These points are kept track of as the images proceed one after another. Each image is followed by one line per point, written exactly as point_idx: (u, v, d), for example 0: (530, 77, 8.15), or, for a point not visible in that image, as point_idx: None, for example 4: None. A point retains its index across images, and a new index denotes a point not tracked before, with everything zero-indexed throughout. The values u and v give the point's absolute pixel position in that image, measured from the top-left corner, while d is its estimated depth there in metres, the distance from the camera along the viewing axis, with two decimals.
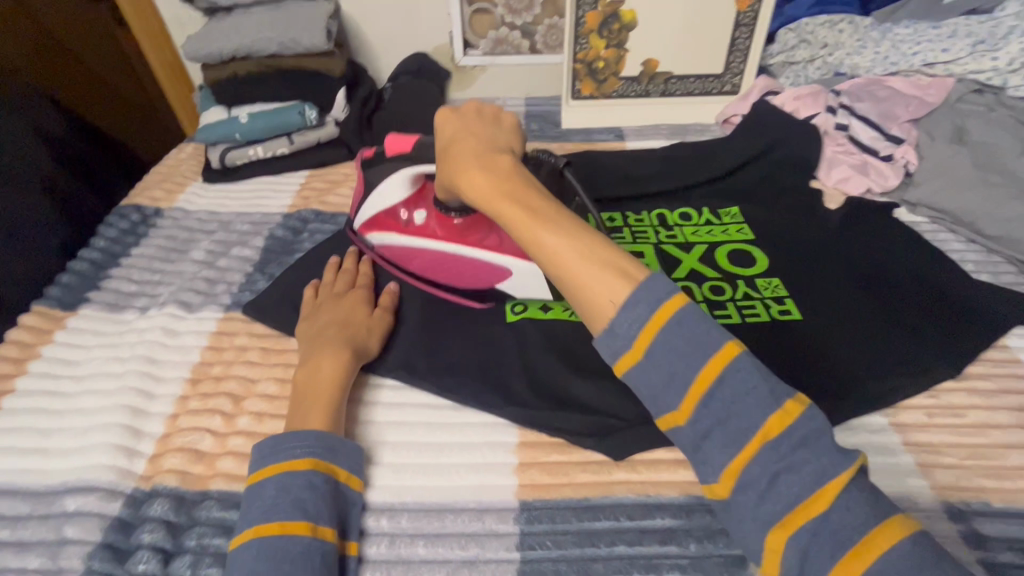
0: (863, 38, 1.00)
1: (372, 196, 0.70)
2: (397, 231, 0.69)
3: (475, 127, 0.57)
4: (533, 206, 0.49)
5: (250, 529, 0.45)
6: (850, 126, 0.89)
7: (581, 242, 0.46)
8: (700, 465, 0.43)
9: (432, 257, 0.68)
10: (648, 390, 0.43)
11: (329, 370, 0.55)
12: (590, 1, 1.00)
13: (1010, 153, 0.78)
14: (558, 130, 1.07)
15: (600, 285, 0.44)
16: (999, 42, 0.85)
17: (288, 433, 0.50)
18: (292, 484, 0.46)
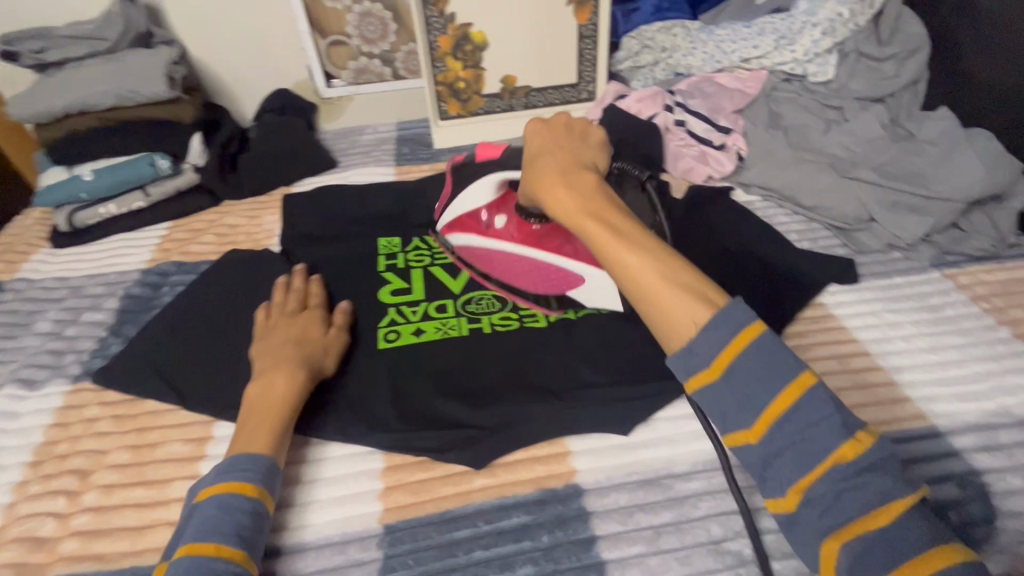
0: (693, 40, 1.09)
1: (459, 199, 0.74)
2: (477, 233, 0.73)
3: (566, 142, 0.61)
4: (614, 223, 0.53)
5: (184, 546, 0.45)
6: (686, 122, 0.97)
7: (660, 263, 0.50)
8: (764, 482, 0.44)
9: (500, 258, 0.72)
10: (721, 406, 0.45)
11: (278, 390, 0.56)
12: (439, 26, 1.04)
13: (815, 132, 0.89)
14: (430, 151, 1.10)
15: (680, 307, 0.47)
16: (796, 36, 0.95)
17: (231, 459, 0.51)
18: (233, 505, 0.47)
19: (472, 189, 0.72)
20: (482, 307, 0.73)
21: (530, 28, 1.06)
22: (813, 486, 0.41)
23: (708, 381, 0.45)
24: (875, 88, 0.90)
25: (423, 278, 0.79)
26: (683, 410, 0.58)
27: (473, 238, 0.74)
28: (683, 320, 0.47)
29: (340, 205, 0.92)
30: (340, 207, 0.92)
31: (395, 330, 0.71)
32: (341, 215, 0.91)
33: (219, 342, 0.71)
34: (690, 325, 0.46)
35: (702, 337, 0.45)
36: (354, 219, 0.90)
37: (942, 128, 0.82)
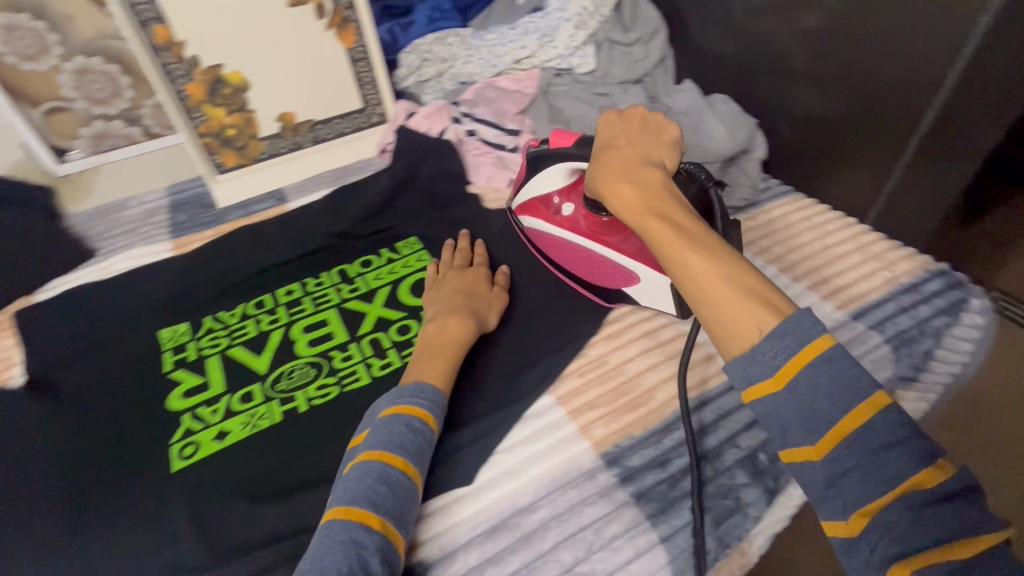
0: (469, 46, 1.10)
1: (531, 179, 0.72)
2: (544, 218, 0.71)
3: (636, 136, 0.57)
4: (681, 221, 0.48)
5: (375, 452, 0.50)
6: (477, 130, 0.97)
7: (728, 265, 0.44)
8: (820, 503, 0.38)
9: (564, 247, 0.70)
10: (780, 422, 0.39)
11: (454, 332, 0.61)
12: (182, 72, 0.91)
13: (593, 119, 0.94)
14: (211, 212, 0.96)
15: (746, 311, 0.41)
16: (554, 32, 1.00)
17: (405, 386, 0.56)
18: (417, 432, 0.52)
19: (544, 175, 0.69)
20: (296, 381, 0.65)
21: (293, 60, 0.97)
22: (884, 509, 0.34)
23: (770, 392, 0.39)
24: (631, 71, 0.97)
25: (221, 364, 0.68)
26: (517, 437, 0.57)
27: (535, 221, 0.72)
28: (745, 326, 0.41)
29: (102, 305, 0.77)
30: (101, 307, 0.77)
31: (191, 441, 0.60)
32: (106, 317, 0.75)
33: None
34: (750, 333, 0.41)
35: (771, 343, 0.39)
36: (121, 316, 0.75)
37: (691, 99, 0.91)
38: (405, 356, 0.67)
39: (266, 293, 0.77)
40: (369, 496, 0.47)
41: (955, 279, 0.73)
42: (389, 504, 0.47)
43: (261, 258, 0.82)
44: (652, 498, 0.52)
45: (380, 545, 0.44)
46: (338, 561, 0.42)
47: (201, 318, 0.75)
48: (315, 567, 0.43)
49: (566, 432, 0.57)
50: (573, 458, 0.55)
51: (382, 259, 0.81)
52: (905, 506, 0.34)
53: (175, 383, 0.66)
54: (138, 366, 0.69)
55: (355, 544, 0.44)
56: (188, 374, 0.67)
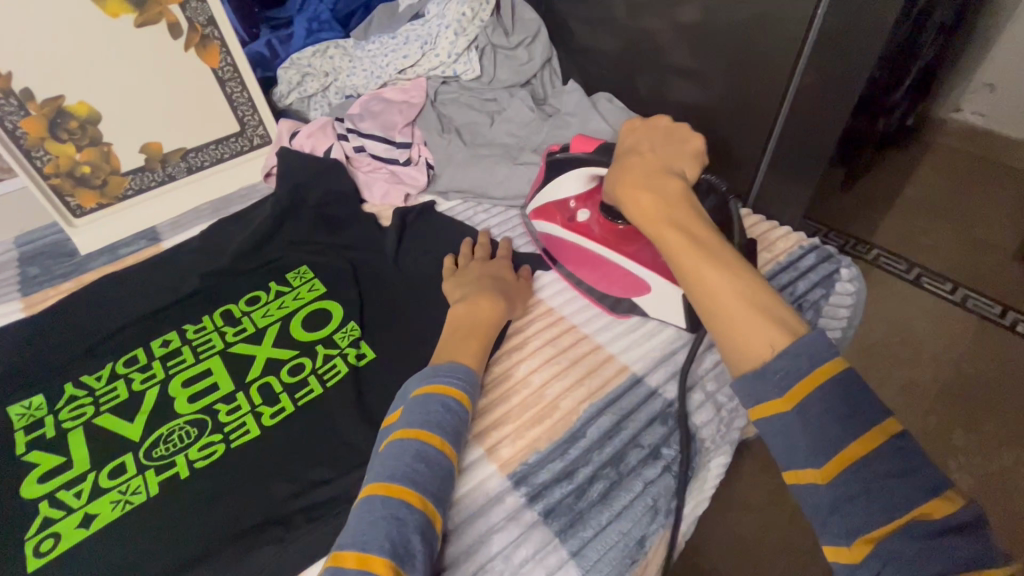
0: (352, 58, 1.06)
1: (549, 186, 0.74)
2: (557, 222, 0.73)
3: (659, 146, 0.61)
4: (702, 235, 0.52)
5: (414, 430, 0.50)
6: (365, 146, 0.92)
7: (742, 282, 0.48)
8: (824, 525, 0.40)
9: (581, 253, 0.71)
10: (788, 440, 0.42)
11: (486, 321, 0.63)
12: (12, 108, 0.80)
13: (484, 126, 0.94)
14: (74, 261, 0.86)
15: (755, 326, 0.45)
16: (436, 39, 0.97)
17: (436, 368, 0.56)
18: (455, 411, 0.53)
19: (562, 179, 0.72)
20: (175, 444, 0.59)
21: (151, 85, 0.89)
22: (890, 538, 0.36)
23: (776, 413, 0.43)
24: (518, 75, 0.97)
25: (86, 436, 0.61)
26: None
27: (550, 226, 0.74)
28: (759, 340, 0.45)
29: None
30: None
31: (50, 533, 0.53)
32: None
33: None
34: (765, 347, 0.45)
35: (780, 358, 0.44)
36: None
37: (575, 100, 0.93)
38: (298, 399, 0.62)
39: (138, 347, 0.70)
40: (408, 474, 0.48)
41: (827, 252, 0.78)
42: (430, 483, 0.48)
43: (131, 308, 0.74)
44: (560, 514, 0.52)
45: (421, 524, 0.45)
46: (383, 538, 0.43)
47: (60, 385, 0.66)
48: (356, 544, 0.43)
49: (472, 456, 0.56)
50: (480, 484, 0.54)
51: (271, 293, 0.76)
52: (910, 537, 0.36)
53: (29, 466, 0.58)
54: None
55: (396, 523, 0.44)
56: (46, 455, 0.59)
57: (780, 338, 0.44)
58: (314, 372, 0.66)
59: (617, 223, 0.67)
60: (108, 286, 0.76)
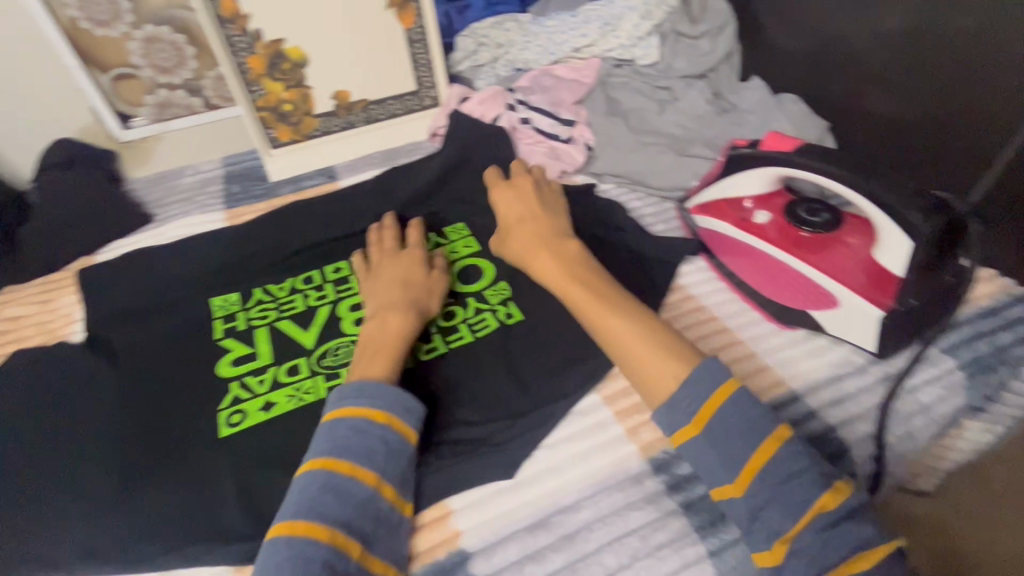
0: (526, 33, 1.08)
1: (723, 181, 0.73)
2: (728, 219, 0.71)
3: (533, 213, 0.71)
4: (604, 291, 0.60)
5: (321, 460, 0.47)
6: (531, 119, 0.94)
7: (641, 326, 0.55)
8: (750, 534, 0.45)
9: (749, 253, 0.69)
10: (707, 463, 0.47)
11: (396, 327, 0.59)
12: (245, 45, 0.92)
13: (651, 114, 0.92)
14: (264, 185, 0.97)
15: (660, 366, 0.52)
16: (618, 22, 0.96)
17: (342, 389, 0.52)
18: (371, 431, 0.48)
19: (747, 175, 0.70)
20: (342, 357, 0.66)
21: (354, 37, 0.96)
22: (800, 537, 0.43)
23: (693, 438, 0.48)
24: (696, 65, 0.94)
25: (270, 335, 0.69)
26: (561, 433, 0.56)
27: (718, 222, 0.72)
28: (664, 375, 0.51)
29: (157, 270, 0.78)
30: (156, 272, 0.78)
31: (239, 409, 0.61)
32: (162, 280, 0.77)
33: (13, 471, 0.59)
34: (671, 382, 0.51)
35: (689, 392, 0.49)
36: (173, 283, 0.76)
37: (758, 97, 0.89)
38: (449, 344, 0.65)
39: (315, 269, 0.78)
40: (315, 506, 0.45)
41: None
42: (339, 514, 0.44)
43: (310, 233, 0.82)
44: (699, 511, 0.50)
45: (331, 558, 0.42)
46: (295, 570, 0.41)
47: (250, 287, 0.76)
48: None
49: (612, 433, 0.56)
50: (619, 461, 0.54)
51: (432, 242, 0.80)
52: (813, 531, 0.42)
53: (225, 350, 0.67)
54: (189, 332, 0.70)
55: (301, 562, 0.41)
56: (237, 343, 0.68)
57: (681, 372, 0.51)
58: (464, 322, 0.68)
59: (801, 231, 0.66)
60: (293, 211, 0.85)
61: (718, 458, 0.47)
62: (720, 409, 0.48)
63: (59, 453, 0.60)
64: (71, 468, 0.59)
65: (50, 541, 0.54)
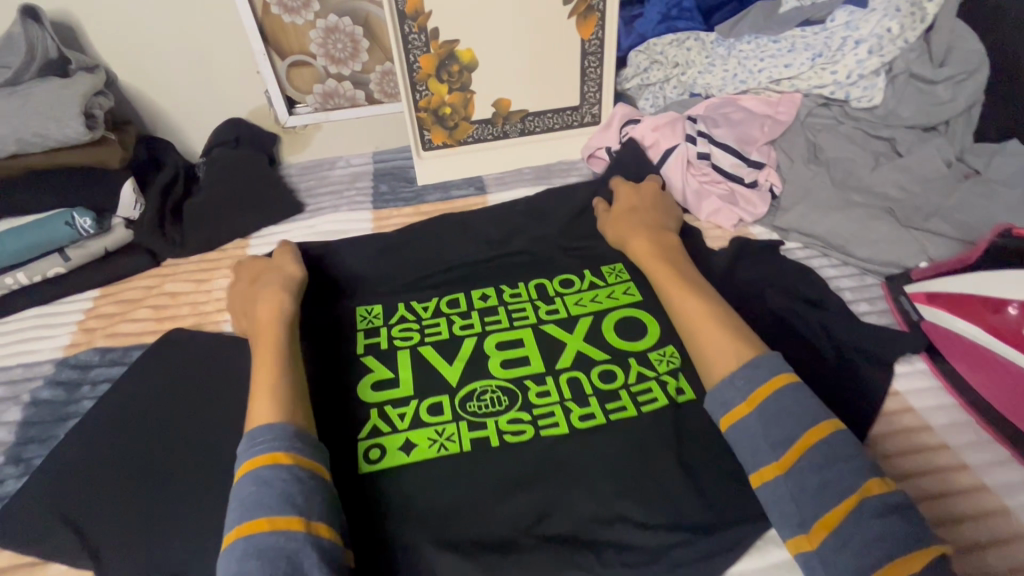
0: (711, 55, 0.95)
1: (982, 276, 0.58)
2: (978, 322, 0.58)
3: (645, 198, 0.76)
4: (688, 276, 0.64)
5: (233, 531, 0.42)
6: (711, 155, 0.84)
7: (711, 309, 0.58)
8: (787, 518, 0.46)
9: (1013, 376, 0.55)
10: (751, 444, 0.49)
11: (268, 339, 0.57)
12: (419, 44, 0.87)
13: (863, 168, 0.77)
14: (412, 188, 0.94)
15: (718, 348, 0.55)
16: (836, 54, 0.82)
17: (254, 432, 0.48)
18: (274, 478, 0.44)
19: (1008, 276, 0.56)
20: (487, 406, 0.59)
21: (527, 45, 0.90)
22: (843, 521, 0.43)
23: (742, 416, 0.50)
24: (927, 116, 0.78)
25: (413, 361, 0.64)
26: (745, 564, 0.48)
27: (965, 324, 0.59)
28: (721, 355, 0.54)
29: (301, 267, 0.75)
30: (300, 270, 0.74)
31: (377, 444, 0.56)
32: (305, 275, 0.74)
33: (147, 460, 0.56)
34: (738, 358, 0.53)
35: (749, 375, 0.51)
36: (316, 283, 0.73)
37: (1015, 168, 0.70)
38: (609, 413, 0.58)
39: (460, 292, 0.72)
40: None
41: None
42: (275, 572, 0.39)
43: (458, 255, 0.76)
44: None
45: None
46: None
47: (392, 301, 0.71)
48: None
49: None
50: None
51: (586, 282, 0.72)
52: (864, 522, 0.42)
53: (366, 369, 0.63)
54: (329, 343, 0.66)
55: None
56: (379, 364, 0.64)
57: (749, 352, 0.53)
58: (626, 388, 0.60)
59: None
60: (444, 224, 0.80)
61: (765, 440, 0.48)
62: (769, 395, 0.50)
63: (194, 453, 0.56)
64: (203, 473, 0.55)
65: (174, 553, 0.50)
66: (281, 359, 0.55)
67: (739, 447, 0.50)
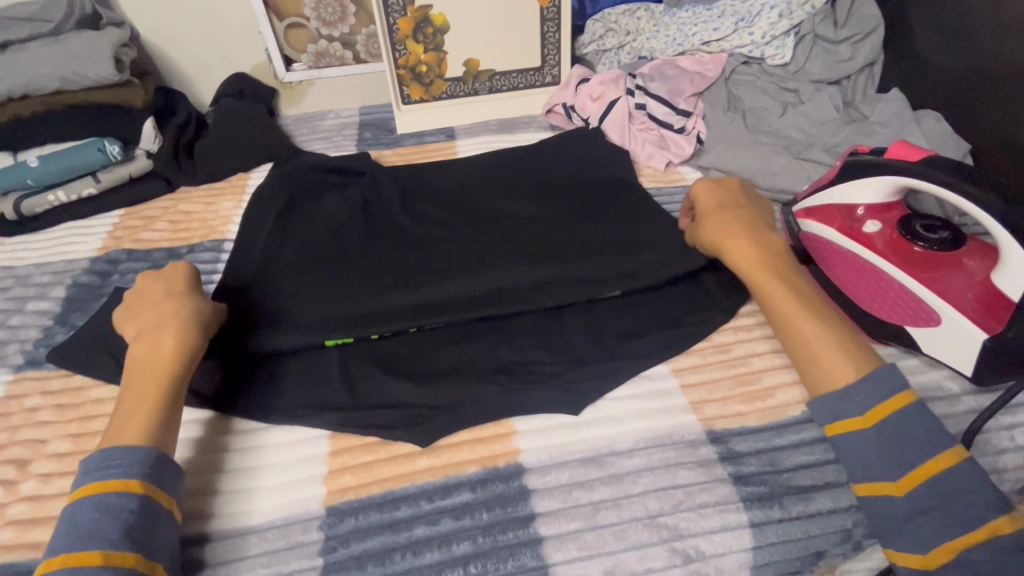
0: (658, 23, 1.08)
1: (836, 188, 0.70)
2: (834, 224, 0.70)
3: (732, 204, 0.66)
4: (798, 293, 0.57)
5: (60, 556, 0.43)
6: (647, 106, 0.97)
7: (833, 329, 0.54)
8: (884, 525, 0.46)
9: (857, 267, 0.67)
10: (864, 455, 0.48)
11: (151, 378, 0.54)
12: (398, 8, 1.01)
13: (771, 115, 0.91)
14: (391, 136, 1.08)
15: (839, 365, 0.52)
16: (755, 18, 0.95)
17: (105, 454, 0.48)
18: (119, 508, 0.46)
19: (863, 184, 0.67)
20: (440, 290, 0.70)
21: (492, 11, 1.04)
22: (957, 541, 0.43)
23: (855, 427, 0.49)
24: (830, 71, 0.92)
25: (382, 262, 0.74)
26: (629, 391, 0.60)
27: (820, 226, 0.71)
28: (837, 368, 0.52)
29: (288, 243, 0.78)
30: (266, 285, 0.71)
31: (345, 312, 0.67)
32: (285, 266, 0.74)
33: None
34: (850, 370, 0.51)
35: None
36: (303, 246, 0.77)
37: (892, 110, 0.84)
38: None
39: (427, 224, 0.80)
40: None
41: None
42: None
43: (434, 244, 0.76)
44: (750, 484, 0.53)
45: None
46: None
47: (367, 313, 0.67)
48: None
49: (674, 401, 0.59)
50: (678, 425, 0.57)
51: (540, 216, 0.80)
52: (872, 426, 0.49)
53: (342, 271, 0.72)
54: (312, 298, 0.69)
55: None
56: (360, 274, 0.72)
57: (870, 361, 0.51)
58: None
59: (914, 245, 0.64)
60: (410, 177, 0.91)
61: (879, 453, 0.47)
62: (894, 412, 0.48)
63: None
64: None
65: None
66: (165, 401, 0.53)
67: (847, 454, 0.49)
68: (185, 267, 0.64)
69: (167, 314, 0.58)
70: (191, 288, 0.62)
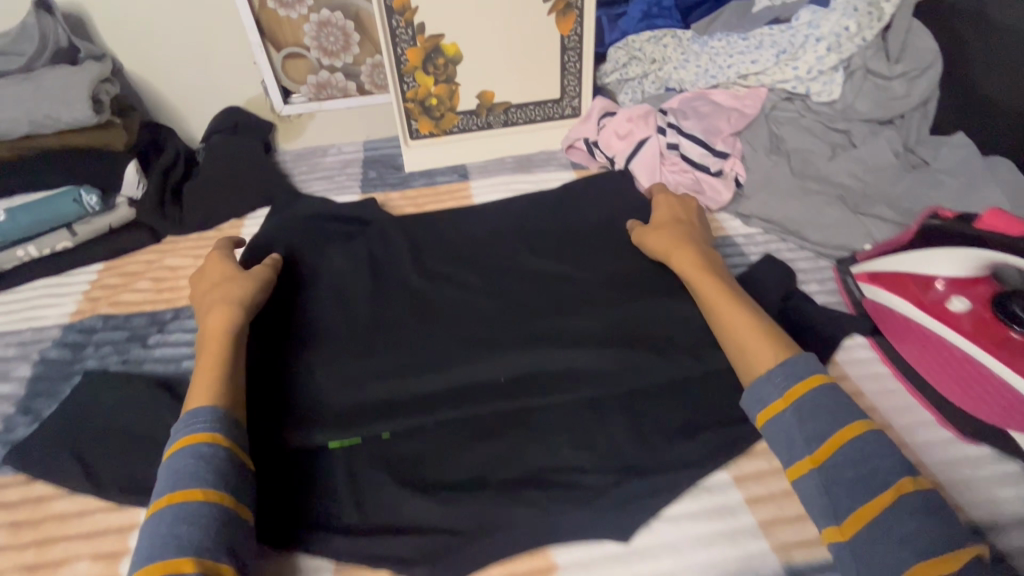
0: (686, 51, 0.98)
1: (913, 255, 0.63)
2: (910, 296, 0.62)
3: (675, 211, 0.73)
4: (730, 286, 0.62)
5: (163, 498, 0.46)
6: (680, 145, 0.88)
7: (758, 315, 0.58)
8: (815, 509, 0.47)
9: (939, 349, 0.60)
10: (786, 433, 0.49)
11: (206, 347, 0.58)
12: (406, 37, 0.93)
13: (820, 158, 0.82)
14: (398, 175, 0.99)
15: (762, 348, 0.55)
16: (799, 50, 0.87)
17: (187, 415, 0.52)
18: (210, 455, 0.49)
19: (945, 255, 0.60)
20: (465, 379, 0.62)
21: (509, 40, 0.95)
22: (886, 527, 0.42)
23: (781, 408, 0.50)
24: (883, 108, 0.83)
25: (409, 343, 0.66)
26: (687, 507, 0.52)
27: (893, 297, 0.64)
28: (759, 352, 0.54)
29: (319, 311, 0.70)
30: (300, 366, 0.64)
31: (370, 411, 0.60)
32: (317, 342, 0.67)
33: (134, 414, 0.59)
34: (773, 351, 0.54)
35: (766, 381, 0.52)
36: (335, 316, 0.70)
37: (959, 158, 0.76)
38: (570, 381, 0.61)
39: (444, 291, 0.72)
40: (174, 543, 0.44)
41: None
42: (202, 540, 0.44)
43: (459, 314, 0.69)
44: None
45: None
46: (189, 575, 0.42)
47: (410, 403, 0.60)
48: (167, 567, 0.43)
49: (740, 522, 0.51)
50: (746, 557, 0.48)
51: (571, 284, 0.72)
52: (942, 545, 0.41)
53: (375, 355, 0.65)
54: (352, 386, 0.62)
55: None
56: (392, 356, 0.65)
57: (790, 344, 0.54)
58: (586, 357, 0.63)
59: (1009, 329, 0.56)
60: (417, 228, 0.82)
61: (801, 434, 0.48)
62: (812, 387, 0.50)
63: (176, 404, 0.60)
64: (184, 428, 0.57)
65: None
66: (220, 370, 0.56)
67: (773, 439, 0.50)
68: (225, 255, 0.70)
69: (219, 292, 0.64)
70: (235, 273, 0.67)
